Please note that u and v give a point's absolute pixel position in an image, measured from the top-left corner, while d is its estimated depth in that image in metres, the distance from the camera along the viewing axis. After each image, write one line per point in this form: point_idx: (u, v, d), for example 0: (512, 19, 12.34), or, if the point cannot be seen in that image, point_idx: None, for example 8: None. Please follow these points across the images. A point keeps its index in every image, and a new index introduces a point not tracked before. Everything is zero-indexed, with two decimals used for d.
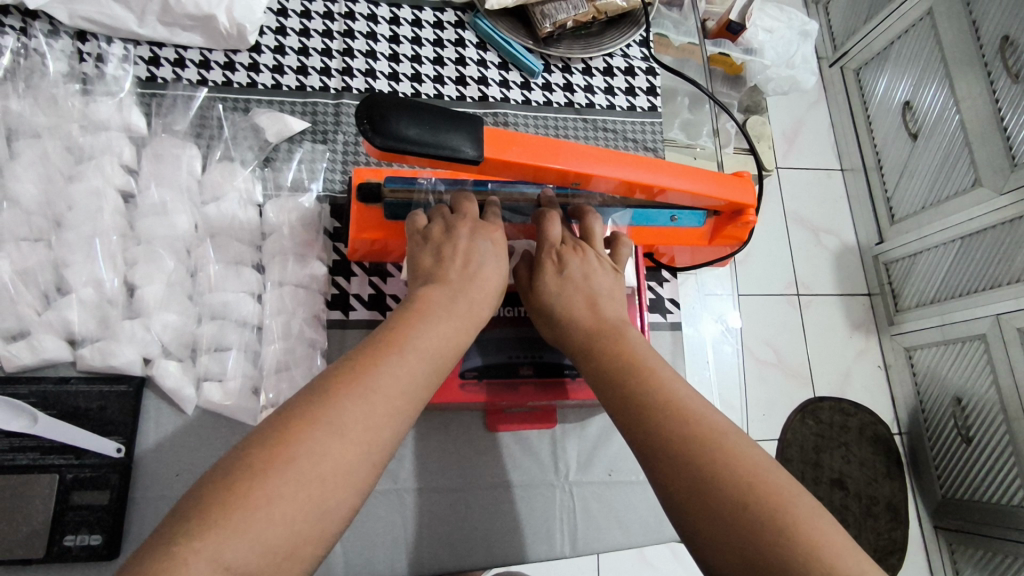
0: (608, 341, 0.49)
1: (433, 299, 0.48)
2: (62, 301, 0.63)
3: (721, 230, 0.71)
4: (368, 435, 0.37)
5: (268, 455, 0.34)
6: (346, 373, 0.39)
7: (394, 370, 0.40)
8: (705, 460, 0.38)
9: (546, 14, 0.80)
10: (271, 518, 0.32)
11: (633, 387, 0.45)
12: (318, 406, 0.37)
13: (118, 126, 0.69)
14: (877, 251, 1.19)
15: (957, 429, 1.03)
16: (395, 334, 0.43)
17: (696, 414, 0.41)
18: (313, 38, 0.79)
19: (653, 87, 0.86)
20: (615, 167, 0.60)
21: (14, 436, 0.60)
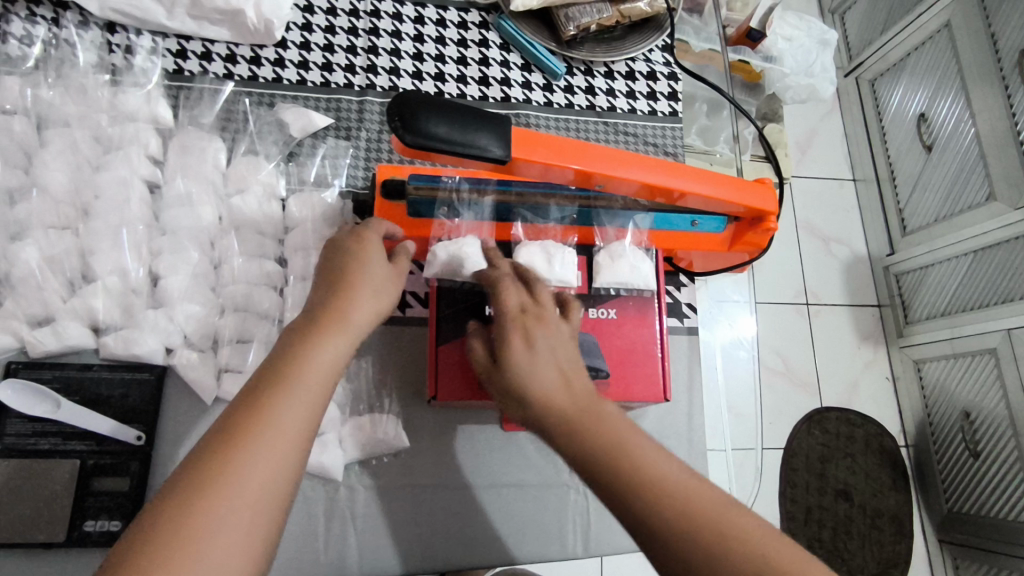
0: (584, 417, 0.45)
1: (346, 284, 0.47)
2: (88, 289, 0.64)
3: (740, 236, 0.71)
4: (300, 428, 0.40)
5: (217, 462, 0.36)
6: (274, 373, 0.41)
7: (317, 360, 0.42)
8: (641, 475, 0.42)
9: (570, 17, 0.80)
10: (232, 523, 0.35)
11: (581, 437, 0.44)
12: (257, 409, 0.39)
13: (145, 117, 0.70)
14: (887, 262, 1.19)
15: (966, 443, 1.03)
16: (313, 322, 0.44)
17: (645, 452, 0.43)
18: (338, 35, 0.80)
19: (674, 92, 0.87)
20: (638, 170, 0.61)
21: (37, 421, 0.61)
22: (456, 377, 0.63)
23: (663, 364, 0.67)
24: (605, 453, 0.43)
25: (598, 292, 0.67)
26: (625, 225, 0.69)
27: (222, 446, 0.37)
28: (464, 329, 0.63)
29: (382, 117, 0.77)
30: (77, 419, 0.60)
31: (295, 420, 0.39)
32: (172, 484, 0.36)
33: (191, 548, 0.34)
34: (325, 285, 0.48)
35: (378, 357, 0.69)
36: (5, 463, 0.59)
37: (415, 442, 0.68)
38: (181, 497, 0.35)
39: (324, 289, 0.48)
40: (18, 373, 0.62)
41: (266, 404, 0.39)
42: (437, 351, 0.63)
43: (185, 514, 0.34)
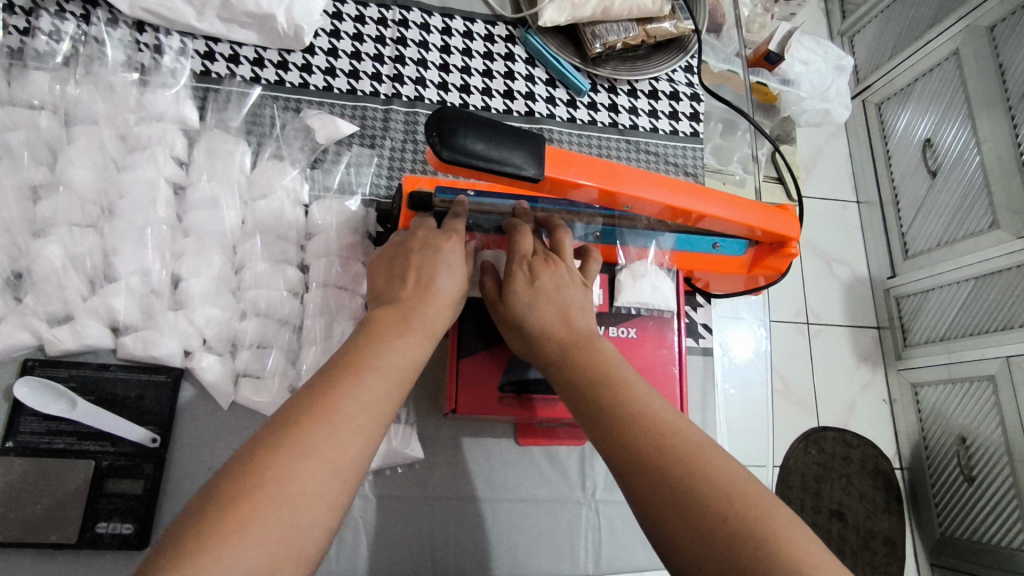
0: (577, 350, 0.50)
1: (419, 292, 0.49)
2: (108, 288, 0.64)
3: (762, 259, 0.71)
4: (384, 410, 0.40)
5: (302, 419, 0.37)
6: (355, 354, 0.42)
7: (399, 355, 0.43)
8: (625, 421, 0.43)
9: (596, 35, 0.81)
10: (317, 474, 0.35)
11: (571, 365, 0.50)
12: (340, 383, 0.39)
13: (172, 118, 0.71)
14: (888, 285, 1.20)
15: (961, 469, 1.03)
16: (394, 322, 0.46)
17: (623, 380, 0.47)
18: (365, 43, 0.80)
19: (696, 113, 0.87)
20: (665, 193, 0.61)
21: (51, 421, 0.61)
22: (478, 392, 0.62)
23: (680, 383, 0.67)
24: (586, 373, 0.48)
25: (618, 310, 0.68)
26: (646, 246, 0.69)
27: (310, 407, 0.37)
28: (488, 342, 0.63)
29: (406, 127, 0.78)
30: (95, 420, 0.60)
31: (378, 398, 0.40)
32: (260, 435, 0.36)
33: (284, 490, 0.33)
34: (404, 288, 0.50)
35: None
36: (20, 462, 0.59)
37: (430, 454, 0.68)
38: (260, 453, 0.35)
39: (400, 293, 0.49)
40: (35, 370, 0.62)
41: (349, 379, 0.40)
42: (459, 364, 0.62)
43: (274, 458, 0.34)
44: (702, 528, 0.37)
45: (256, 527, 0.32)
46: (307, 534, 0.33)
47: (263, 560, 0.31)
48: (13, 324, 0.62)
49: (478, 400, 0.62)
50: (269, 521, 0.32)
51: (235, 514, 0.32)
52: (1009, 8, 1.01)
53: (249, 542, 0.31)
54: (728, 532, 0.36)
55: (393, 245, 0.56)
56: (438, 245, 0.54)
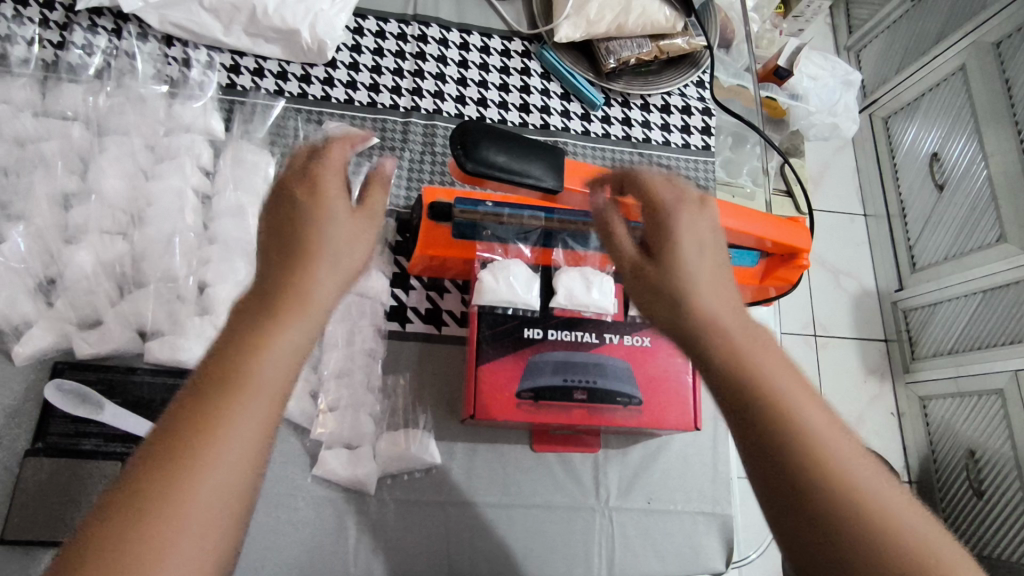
0: (735, 333, 0.42)
1: (293, 262, 0.41)
2: (138, 293, 0.67)
3: (773, 270, 0.73)
4: (260, 429, 0.36)
5: (161, 462, 0.34)
6: (222, 364, 0.37)
7: (274, 357, 0.38)
8: (791, 434, 0.37)
9: (610, 50, 0.83)
10: (196, 523, 0.33)
11: (736, 354, 0.40)
12: (203, 408, 0.35)
13: (199, 129, 0.73)
14: (896, 297, 1.21)
15: (970, 482, 1.03)
16: (269, 310, 0.39)
17: (789, 380, 0.39)
18: (385, 57, 0.83)
19: (708, 126, 0.88)
20: None
21: (78, 424, 0.63)
22: (495, 398, 0.63)
23: (695, 392, 0.68)
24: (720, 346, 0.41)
25: (634, 320, 0.68)
26: None
27: (174, 449, 0.34)
28: (505, 349, 0.64)
29: (424, 139, 0.80)
30: (123, 421, 0.63)
31: (253, 424, 0.36)
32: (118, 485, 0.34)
33: (155, 545, 0.32)
34: (273, 260, 0.41)
35: (413, 375, 0.71)
36: (50, 461, 0.60)
37: (447, 459, 0.68)
38: (119, 511, 0.32)
39: (269, 267, 0.41)
40: (64, 373, 0.64)
41: (213, 406, 0.35)
42: (478, 371, 0.63)
43: (132, 514, 0.32)
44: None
45: None
46: (208, 573, 0.33)
47: None
48: (45, 328, 0.64)
49: (496, 405, 0.63)
50: None
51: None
52: (1013, 25, 1.03)
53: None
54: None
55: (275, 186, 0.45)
56: (294, 195, 0.43)
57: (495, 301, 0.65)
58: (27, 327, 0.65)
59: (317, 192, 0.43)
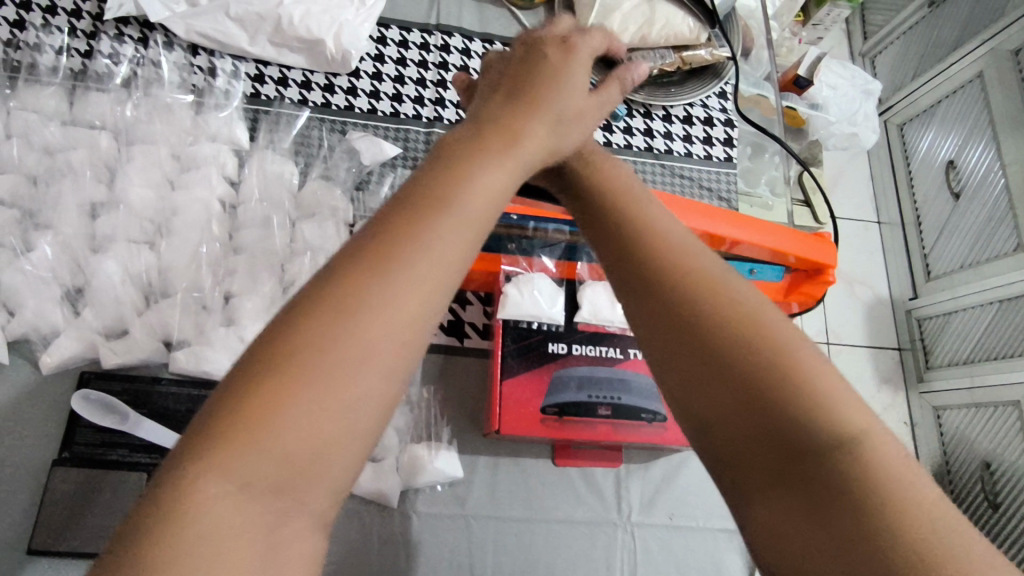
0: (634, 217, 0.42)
1: (519, 104, 0.43)
2: (165, 303, 0.67)
3: (796, 287, 0.73)
4: (451, 259, 0.34)
5: (358, 267, 0.32)
6: (425, 187, 0.36)
7: (476, 186, 0.37)
8: (685, 293, 0.37)
9: (633, 61, 0.83)
10: (376, 331, 0.31)
11: (634, 234, 0.41)
12: (408, 223, 0.34)
13: (224, 139, 0.74)
14: (910, 306, 1.20)
15: (984, 494, 1.02)
16: (472, 146, 0.39)
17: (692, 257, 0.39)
18: (408, 67, 0.83)
19: (730, 138, 0.88)
20: (701, 219, 0.64)
21: (105, 434, 0.63)
22: (520, 413, 0.63)
23: None
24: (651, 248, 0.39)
25: None
26: None
27: (357, 262, 0.32)
28: (529, 363, 0.64)
29: None
30: (149, 432, 0.64)
31: (444, 247, 0.34)
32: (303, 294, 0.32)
33: (339, 352, 0.30)
34: (498, 101, 0.44)
35: (436, 387, 0.71)
36: (76, 471, 0.61)
37: (469, 472, 0.68)
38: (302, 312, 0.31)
39: (497, 105, 0.44)
40: (90, 383, 0.65)
41: (406, 223, 0.34)
42: (502, 388, 0.63)
43: (326, 317, 0.30)
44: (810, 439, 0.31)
45: (308, 390, 0.29)
46: (391, 391, 0.31)
47: (308, 434, 0.28)
48: (72, 338, 0.65)
49: (520, 419, 0.62)
50: (318, 386, 0.29)
51: (262, 387, 0.29)
52: None
53: (278, 425, 0.28)
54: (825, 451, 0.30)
55: (493, 63, 0.50)
56: (546, 53, 0.48)
57: (519, 315, 0.65)
58: (55, 336, 0.65)
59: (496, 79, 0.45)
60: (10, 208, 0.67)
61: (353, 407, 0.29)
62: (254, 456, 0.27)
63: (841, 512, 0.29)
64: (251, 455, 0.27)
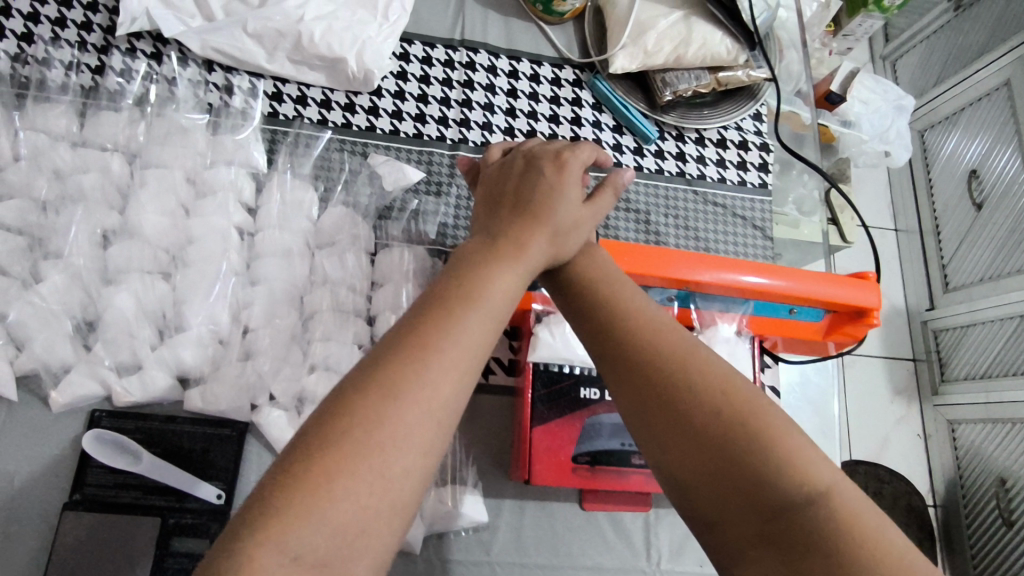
0: (632, 312, 0.48)
1: (523, 219, 0.48)
2: (177, 339, 0.64)
3: (837, 327, 0.69)
4: (475, 351, 0.40)
5: (395, 360, 0.38)
6: (451, 291, 0.42)
7: (492, 289, 0.43)
8: (683, 382, 0.43)
9: (667, 82, 0.79)
10: (414, 418, 0.36)
11: (633, 327, 0.47)
12: (439, 322, 0.40)
13: (241, 162, 0.71)
14: (926, 316, 1.27)
15: (1000, 510, 1.07)
16: (489, 256, 0.45)
17: (687, 349, 0.46)
18: (433, 86, 0.79)
19: (765, 163, 0.85)
20: (720, 271, 0.65)
21: (118, 475, 0.61)
22: (551, 462, 0.60)
23: None
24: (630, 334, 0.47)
25: None
26: (722, 310, 0.68)
27: (400, 351, 0.38)
28: (561, 410, 0.61)
29: None
30: (159, 474, 0.60)
31: (470, 343, 0.40)
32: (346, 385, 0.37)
33: (380, 439, 0.35)
34: (503, 215, 0.49)
35: (462, 426, 0.69)
36: (88, 516, 0.58)
37: (494, 517, 0.66)
38: (349, 400, 0.36)
39: (502, 220, 0.49)
40: (102, 422, 0.62)
41: (434, 323, 0.40)
42: (533, 434, 0.61)
43: (370, 404, 0.36)
44: (785, 499, 0.39)
45: (355, 471, 0.34)
46: (422, 471, 0.36)
47: (357, 510, 0.33)
48: (83, 374, 0.63)
49: (554, 468, 0.60)
50: (366, 470, 0.34)
51: (318, 469, 0.33)
52: None
53: (342, 486, 0.33)
54: (797, 511, 0.38)
55: (493, 170, 0.56)
56: (544, 171, 0.52)
57: (551, 358, 0.62)
58: (66, 373, 0.63)
59: (502, 192, 0.52)
60: (20, 236, 0.65)
61: (396, 486, 0.35)
62: (310, 531, 0.32)
63: (805, 556, 0.37)
64: (306, 528, 0.32)
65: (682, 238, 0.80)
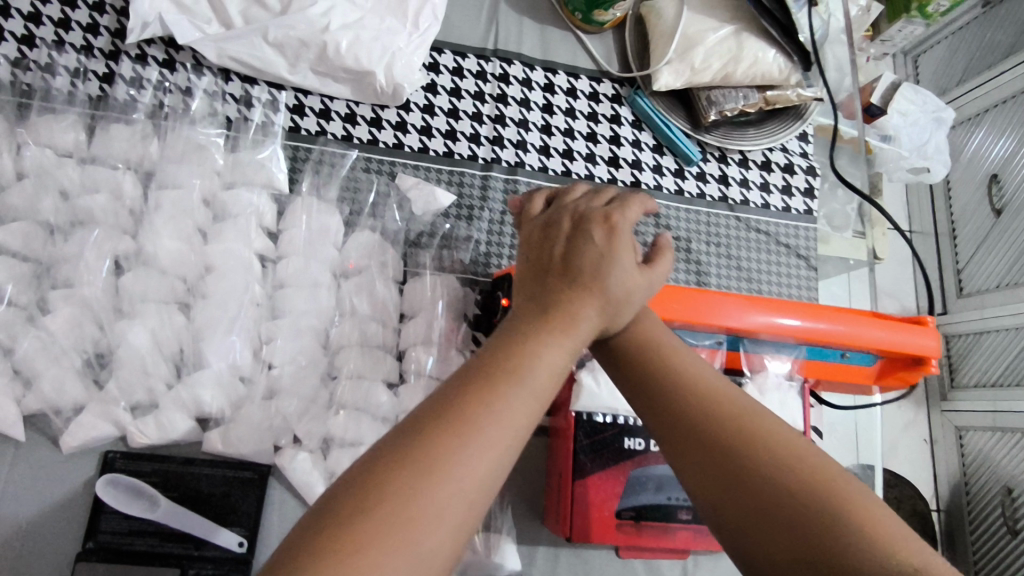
0: (688, 379, 0.46)
1: (573, 290, 0.44)
2: (195, 377, 0.61)
3: (888, 372, 0.67)
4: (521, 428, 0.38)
5: (435, 432, 0.36)
6: (499, 362, 0.40)
7: (538, 361, 0.41)
8: (746, 457, 0.41)
9: (712, 101, 0.74)
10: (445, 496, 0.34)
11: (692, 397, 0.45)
12: (483, 394, 0.38)
13: (261, 183, 0.66)
14: (939, 321, 1.16)
15: (1004, 518, 1.00)
16: (536, 323, 0.42)
17: (750, 418, 0.43)
18: (464, 99, 0.74)
19: (810, 188, 0.81)
20: (774, 316, 0.62)
21: (132, 520, 0.57)
22: (593, 517, 0.58)
23: None
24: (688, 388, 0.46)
25: None
26: (772, 356, 0.66)
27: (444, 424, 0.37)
28: (603, 460, 0.59)
29: (505, 197, 0.72)
30: (178, 521, 0.57)
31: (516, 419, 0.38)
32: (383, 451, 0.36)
33: (408, 512, 0.33)
34: (550, 282, 0.45)
35: None
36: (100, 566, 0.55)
37: (528, 565, 0.63)
38: (384, 469, 0.34)
39: (549, 287, 0.44)
40: (116, 464, 0.59)
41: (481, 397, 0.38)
42: (576, 487, 0.58)
43: (402, 477, 0.34)
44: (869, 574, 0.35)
45: (377, 544, 0.32)
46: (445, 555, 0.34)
47: None
48: (96, 414, 0.59)
49: (596, 524, 0.58)
50: (390, 545, 0.32)
51: (345, 533, 0.32)
52: None
53: (368, 565, 0.31)
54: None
55: (535, 223, 0.50)
56: (593, 234, 0.46)
57: (594, 407, 0.60)
58: (78, 411, 0.59)
59: (551, 242, 0.47)
60: (25, 261, 0.61)
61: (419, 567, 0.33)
62: None
63: None
64: None
65: (723, 267, 0.76)
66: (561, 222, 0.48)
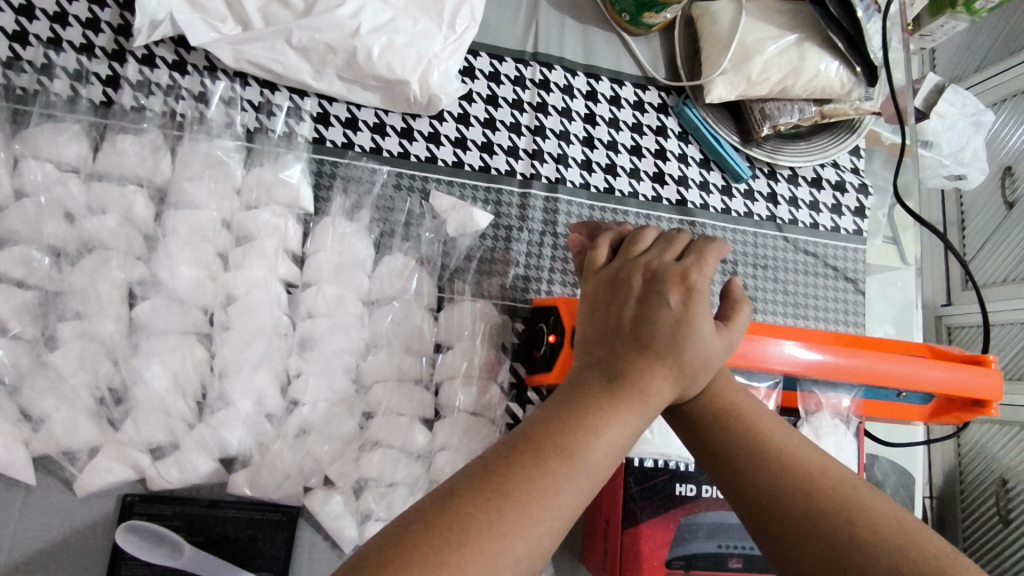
0: (768, 451, 0.43)
1: (644, 357, 0.40)
2: (218, 418, 0.56)
3: (944, 410, 0.64)
4: (574, 508, 0.35)
5: (484, 501, 0.33)
6: (562, 429, 0.37)
7: (603, 437, 0.37)
8: (830, 535, 0.38)
9: (767, 114, 0.69)
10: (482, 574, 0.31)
11: (770, 468, 0.42)
12: (542, 467, 0.35)
13: (285, 201, 0.61)
14: (940, 311, 1.02)
15: (997, 508, 0.93)
16: (603, 390, 0.39)
17: (836, 495, 0.40)
18: (501, 108, 0.69)
19: (861, 207, 0.77)
20: (838, 359, 0.59)
21: (154, 567, 0.53)
22: (645, 566, 0.55)
23: None
24: (759, 452, 0.43)
25: None
26: (829, 395, 0.63)
27: (493, 497, 0.33)
28: (656, 509, 0.56)
29: (545, 216, 0.68)
30: (203, 569, 0.53)
31: (573, 499, 0.35)
32: (425, 514, 0.33)
33: None
34: (620, 348, 0.41)
35: None
36: None
37: None
38: (422, 536, 0.32)
39: (618, 353, 0.41)
40: (135, 508, 0.55)
41: (537, 473, 0.35)
42: (626, 537, 0.55)
43: (442, 548, 0.31)
44: None
45: None
46: None
47: None
48: (112, 457, 0.55)
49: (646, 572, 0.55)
50: None
51: None
52: None
53: None
54: None
55: (601, 277, 0.46)
56: (669, 296, 0.42)
57: (645, 453, 0.57)
58: (91, 453, 0.55)
59: (622, 298, 0.43)
60: (27, 290, 0.55)
61: None
62: None
63: None
64: None
65: (770, 292, 0.72)
66: (633, 278, 0.44)
